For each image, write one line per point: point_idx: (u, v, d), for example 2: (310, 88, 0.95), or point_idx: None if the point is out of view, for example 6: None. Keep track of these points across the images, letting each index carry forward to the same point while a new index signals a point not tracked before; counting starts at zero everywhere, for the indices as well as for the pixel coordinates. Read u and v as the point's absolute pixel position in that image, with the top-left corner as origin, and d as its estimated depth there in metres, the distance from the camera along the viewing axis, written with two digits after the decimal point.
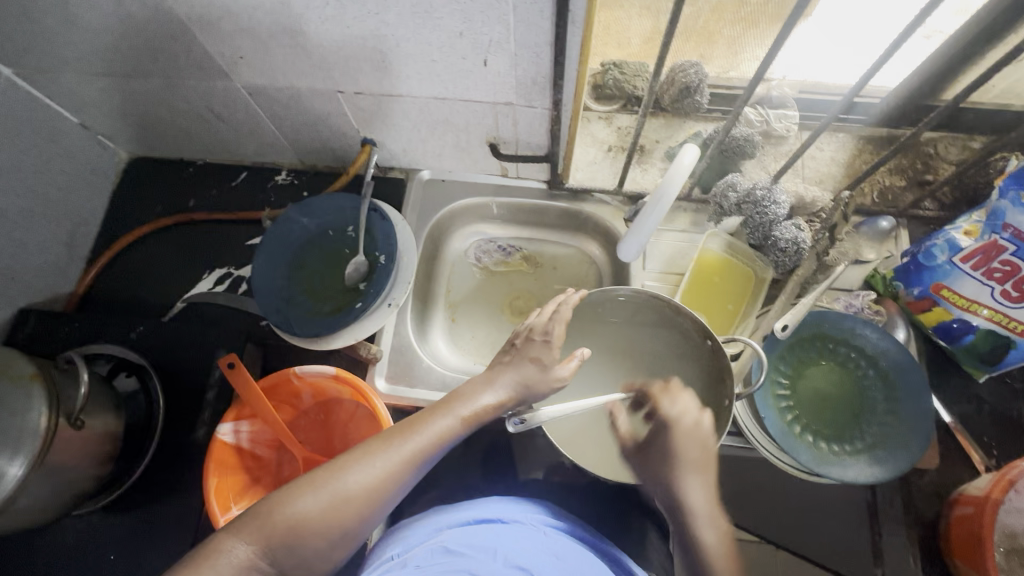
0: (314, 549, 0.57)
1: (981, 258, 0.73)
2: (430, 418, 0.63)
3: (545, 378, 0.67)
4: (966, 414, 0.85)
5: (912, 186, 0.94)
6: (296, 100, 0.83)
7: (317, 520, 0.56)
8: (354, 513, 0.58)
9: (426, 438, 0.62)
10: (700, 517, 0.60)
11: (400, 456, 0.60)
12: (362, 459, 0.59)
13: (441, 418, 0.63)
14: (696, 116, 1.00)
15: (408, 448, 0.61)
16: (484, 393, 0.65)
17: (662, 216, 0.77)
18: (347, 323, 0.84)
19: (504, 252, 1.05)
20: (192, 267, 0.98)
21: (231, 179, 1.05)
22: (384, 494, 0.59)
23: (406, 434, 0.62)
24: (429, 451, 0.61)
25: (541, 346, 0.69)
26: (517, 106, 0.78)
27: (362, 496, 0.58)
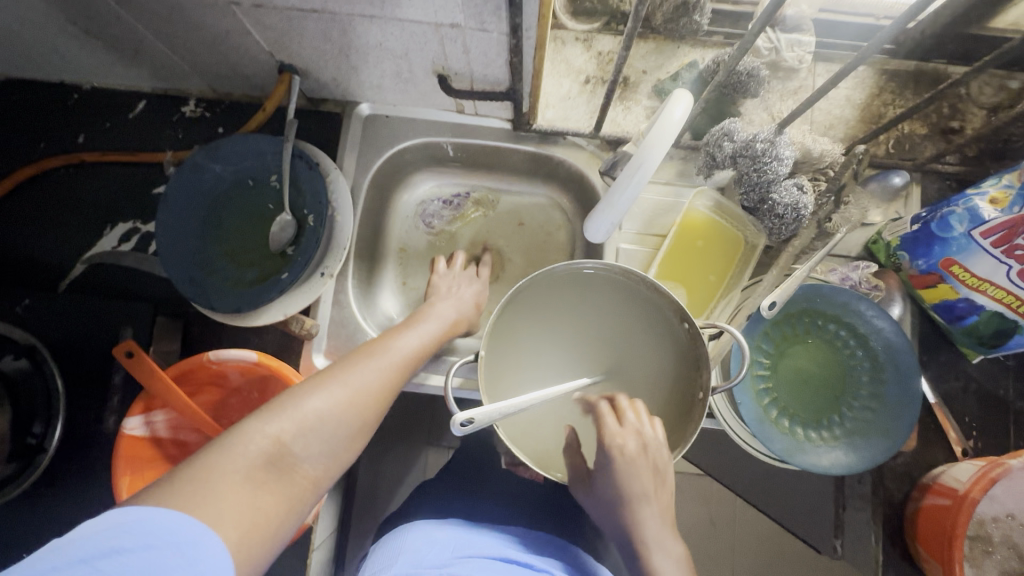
0: (328, 445, 0.55)
1: (1004, 234, 0.63)
2: (398, 336, 0.68)
3: (468, 302, 0.81)
4: (951, 392, 0.80)
5: (934, 134, 0.81)
6: (180, 13, 0.64)
7: (332, 416, 0.55)
8: (361, 411, 0.58)
9: (404, 351, 0.67)
10: (657, 552, 0.55)
11: (385, 366, 0.63)
12: (355, 366, 0.61)
13: (408, 334, 0.69)
14: (692, 40, 0.82)
15: (392, 357, 0.65)
16: (437, 307, 0.76)
17: (641, 189, 0.63)
18: (272, 297, 0.72)
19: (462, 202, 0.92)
20: (89, 221, 0.82)
21: (127, 110, 0.86)
22: (380, 398, 0.61)
23: (383, 350, 0.65)
24: (406, 360, 0.66)
25: (449, 278, 0.84)
26: (466, 29, 0.61)
27: (364, 398, 0.59)
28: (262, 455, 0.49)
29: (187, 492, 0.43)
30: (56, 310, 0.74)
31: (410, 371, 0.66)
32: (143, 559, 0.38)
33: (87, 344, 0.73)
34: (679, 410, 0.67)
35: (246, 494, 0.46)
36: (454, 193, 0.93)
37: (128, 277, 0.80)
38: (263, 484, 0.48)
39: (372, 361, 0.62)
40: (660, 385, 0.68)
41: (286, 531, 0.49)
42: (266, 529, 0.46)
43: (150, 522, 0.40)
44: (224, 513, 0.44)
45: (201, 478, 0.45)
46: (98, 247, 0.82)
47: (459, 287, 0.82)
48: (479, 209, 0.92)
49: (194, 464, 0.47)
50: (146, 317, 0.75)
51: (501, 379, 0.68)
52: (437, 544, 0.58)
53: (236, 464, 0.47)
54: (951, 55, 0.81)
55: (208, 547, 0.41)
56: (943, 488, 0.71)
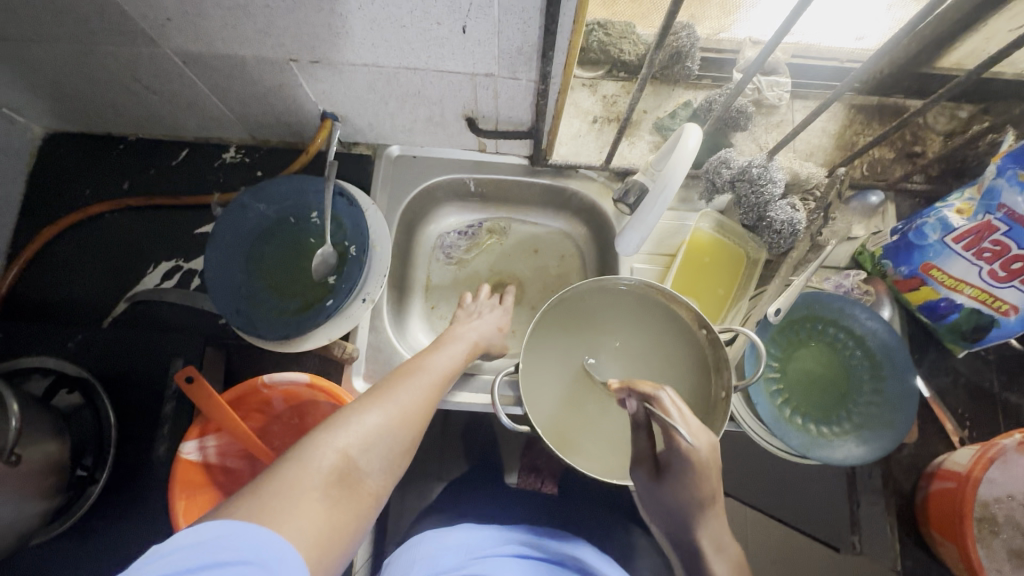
0: (386, 460, 0.55)
1: (973, 239, 0.73)
2: (431, 357, 0.71)
3: (491, 325, 0.85)
4: (943, 387, 0.87)
5: (901, 158, 0.92)
6: (241, 70, 0.72)
7: (389, 430, 0.56)
8: (412, 426, 0.59)
9: (440, 370, 0.69)
10: (714, 554, 0.54)
11: (425, 385, 0.65)
12: (399, 385, 0.63)
13: (439, 355, 0.72)
14: (686, 84, 0.93)
15: (430, 374, 0.67)
16: (459, 330, 0.80)
17: (666, 208, 0.71)
18: (318, 322, 0.77)
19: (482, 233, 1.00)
20: (134, 261, 0.87)
21: (171, 157, 0.92)
22: (424, 416, 0.62)
23: (421, 369, 0.67)
24: (443, 379, 0.68)
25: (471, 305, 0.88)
26: (498, 77, 0.70)
27: (413, 415, 0.60)
28: (333, 469, 0.49)
29: (269, 508, 0.43)
30: (107, 344, 0.77)
31: (444, 389, 0.68)
32: (245, 573, 0.38)
33: (137, 376, 0.76)
34: (704, 409, 0.72)
35: (323, 507, 0.46)
36: (469, 225, 1.00)
37: (173, 313, 0.84)
38: (336, 498, 0.48)
39: (414, 379, 0.64)
40: (686, 388, 0.74)
41: (353, 545, 0.49)
42: (339, 542, 0.46)
43: (248, 537, 0.40)
44: (305, 527, 0.44)
45: (282, 492, 0.45)
46: (142, 284, 0.86)
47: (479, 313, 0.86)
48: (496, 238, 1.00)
49: (270, 479, 0.46)
50: (198, 349, 0.77)
51: (540, 391, 0.74)
52: (449, 551, 0.65)
53: (312, 478, 0.47)
54: (908, 91, 0.94)
55: (292, 564, 0.41)
56: (948, 472, 0.77)
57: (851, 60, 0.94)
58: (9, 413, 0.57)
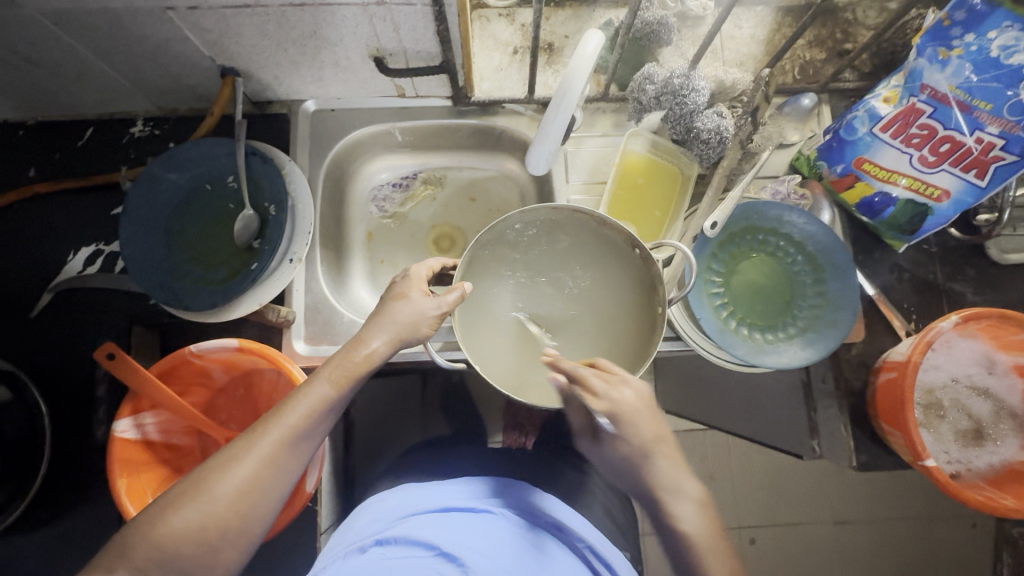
0: (212, 554, 0.48)
1: (900, 125, 0.73)
2: (300, 390, 0.55)
3: (423, 313, 0.60)
4: (888, 284, 0.87)
5: (832, 57, 0.90)
6: (119, 26, 0.67)
7: (204, 528, 0.48)
8: (248, 512, 0.50)
9: (303, 416, 0.54)
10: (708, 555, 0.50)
11: (276, 443, 0.52)
12: (238, 452, 0.51)
13: (313, 385, 0.55)
14: (605, 2, 0.89)
15: (285, 428, 0.53)
16: (360, 338, 0.59)
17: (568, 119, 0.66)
18: (246, 287, 0.75)
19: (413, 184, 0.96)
20: (49, 251, 0.83)
21: (76, 139, 0.87)
22: (273, 484, 0.51)
23: (278, 416, 0.53)
24: (311, 426, 0.54)
25: (404, 282, 0.63)
26: (391, 4, 0.66)
27: (251, 488, 0.50)
28: None
29: None
30: None
31: (316, 435, 0.55)
32: None
33: None
34: (644, 330, 0.71)
35: None
36: (403, 177, 0.97)
37: (91, 297, 0.80)
38: None
39: (254, 446, 0.51)
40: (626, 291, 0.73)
41: None
42: None
43: None
44: None
45: None
46: (63, 273, 0.83)
47: (403, 297, 0.62)
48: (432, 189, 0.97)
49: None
50: None
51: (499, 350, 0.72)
52: (385, 510, 0.59)
53: None
54: None
55: None
56: (891, 363, 0.77)
57: None
58: None
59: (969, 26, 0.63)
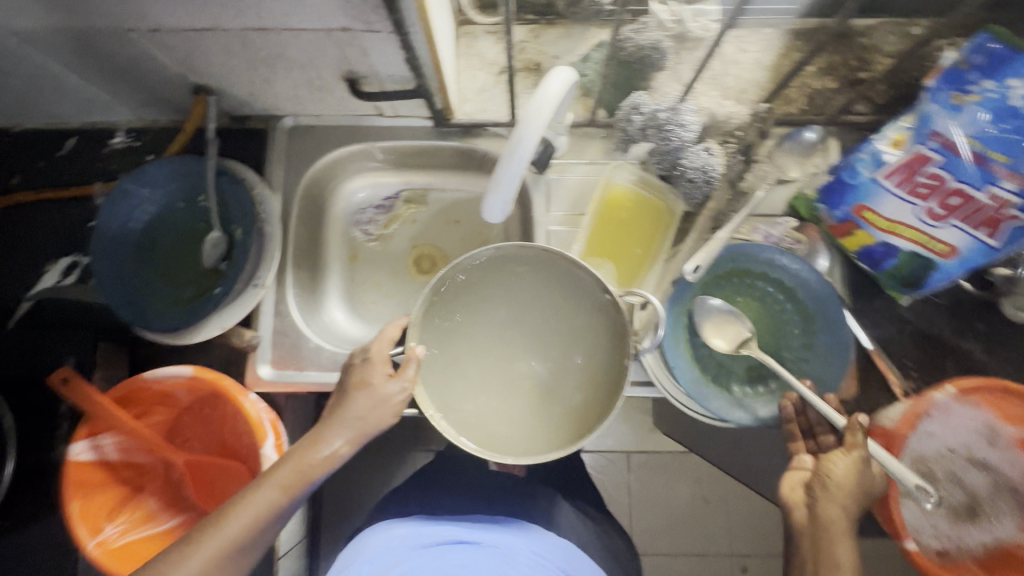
0: None
1: (905, 173, 0.66)
2: (250, 493, 0.62)
3: (382, 404, 0.65)
4: (888, 337, 0.81)
5: (843, 87, 0.83)
6: (83, 44, 0.66)
7: None
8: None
9: (245, 522, 0.61)
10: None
11: (219, 546, 0.60)
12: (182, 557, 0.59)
13: (262, 489, 0.62)
14: (598, 21, 0.84)
15: (225, 538, 0.60)
16: (318, 438, 0.64)
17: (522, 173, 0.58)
18: (208, 311, 0.74)
19: (392, 204, 0.94)
20: (30, 260, 0.85)
21: (59, 147, 0.87)
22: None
23: (224, 520, 0.61)
24: (255, 530, 0.61)
25: (365, 367, 0.67)
26: (357, 31, 0.63)
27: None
28: None
29: None
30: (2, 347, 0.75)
31: (260, 536, 0.62)
32: None
33: (31, 376, 0.74)
34: (610, 381, 0.68)
35: None
36: (385, 197, 0.94)
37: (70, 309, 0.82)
38: None
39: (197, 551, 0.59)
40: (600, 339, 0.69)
41: None
42: None
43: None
44: None
45: None
46: (40, 283, 0.84)
47: (364, 387, 0.65)
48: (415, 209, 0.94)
49: None
50: (90, 347, 0.76)
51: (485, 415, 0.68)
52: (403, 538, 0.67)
53: None
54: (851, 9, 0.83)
55: None
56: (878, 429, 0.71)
57: None
58: None
59: (990, 71, 0.59)
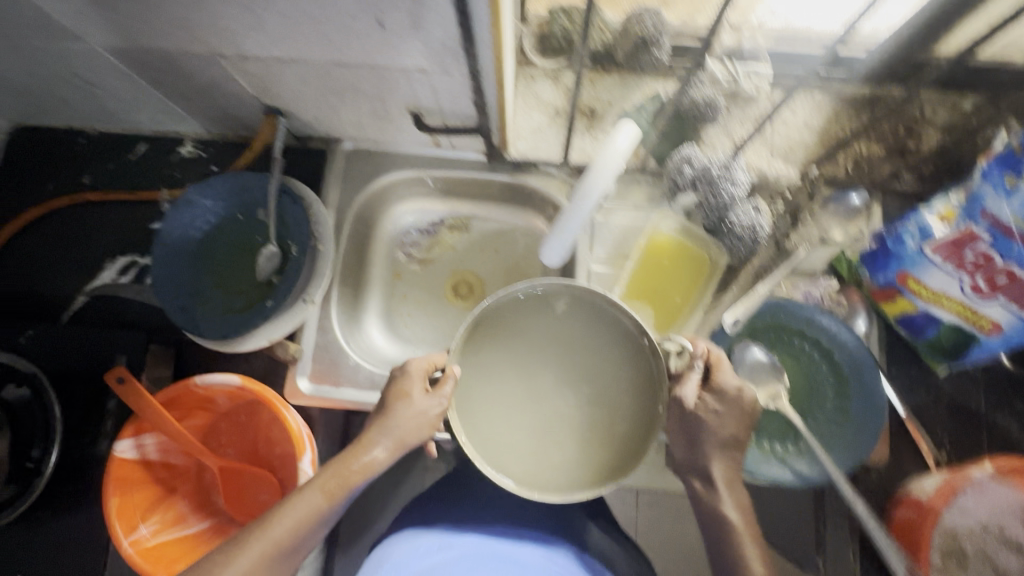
0: None
1: (953, 249, 0.66)
2: (294, 498, 0.62)
3: (424, 416, 0.65)
4: (923, 405, 0.81)
5: (891, 154, 0.85)
6: (173, 65, 0.70)
7: None
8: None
9: (287, 527, 0.60)
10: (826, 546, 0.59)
11: (263, 550, 0.59)
12: (230, 558, 0.58)
13: (306, 494, 0.62)
14: (654, 73, 0.88)
15: (272, 541, 0.60)
16: (360, 448, 0.64)
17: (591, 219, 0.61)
18: (258, 323, 0.76)
19: (433, 232, 0.96)
20: (91, 257, 0.89)
21: (130, 152, 0.93)
22: None
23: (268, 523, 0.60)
24: (298, 535, 0.61)
25: (403, 379, 0.67)
26: (431, 72, 0.66)
27: None
28: None
29: None
30: (59, 340, 0.78)
31: (301, 543, 0.61)
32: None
33: (83, 370, 0.77)
34: (640, 428, 0.68)
35: None
36: (430, 222, 0.96)
37: (126, 308, 0.86)
38: None
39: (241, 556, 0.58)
40: (631, 379, 0.69)
41: None
42: None
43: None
44: None
45: None
46: (99, 280, 0.88)
47: (407, 395, 0.65)
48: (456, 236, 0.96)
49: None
50: (141, 348, 0.78)
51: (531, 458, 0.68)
52: (428, 546, 0.66)
53: None
54: (904, 80, 0.85)
55: None
56: (911, 501, 0.71)
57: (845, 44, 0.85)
58: None
59: None
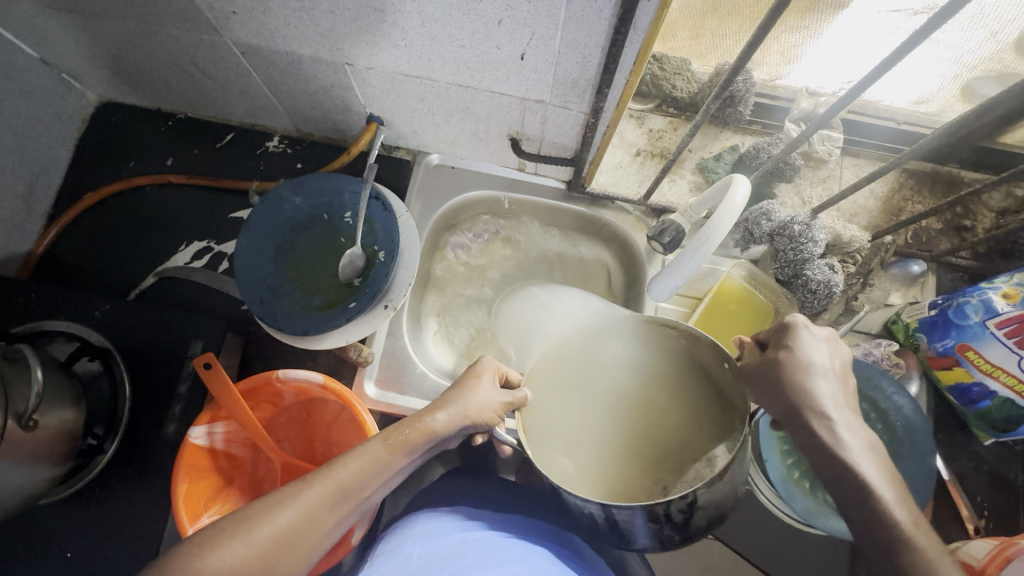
0: None
1: (1017, 327, 0.69)
2: (353, 447, 0.52)
3: (491, 401, 0.58)
4: (964, 472, 0.84)
5: (948, 231, 0.91)
6: (296, 67, 0.73)
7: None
8: (280, 565, 0.45)
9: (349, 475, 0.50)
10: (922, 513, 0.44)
11: (324, 495, 0.48)
12: (287, 498, 0.47)
13: (367, 443, 0.53)
14: (734, 127, 0.94)
15: (335, 484, 0.49)
16: (423, 416, 0.56)
17: (703, 261, 0.67)
18: (338, 323, 0.76)
19: (480, 237, 0.95)
20: (166, 239, 0.89)
21: (216, 140, 0.95)
22: (309, 543, 0.47)
23: (329, 466, 0.50)
24: (360, 487, 0.50)
25: (471, 370, 0.61)
26: (549, 104, 0.69)
27: (288, 541, 0.46)
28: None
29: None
30: (133, 316, 0.78)
31: (355, 504, 0.50)
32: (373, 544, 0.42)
33: (156, 350, 0.77)
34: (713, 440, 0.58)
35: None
36: (486, 230, 0.96)
37: (195, 291, 0.86)
38: None
39: (302, 494, 0.47)
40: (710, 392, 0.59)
41: None
42: None
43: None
44: None
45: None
46: (170, 261, 0.88)
47: (476, 377, 0.60)
48: (518, 266, 0.95)
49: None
50: (218, 335, 0.78)
51: (687, 435, 0.61)
52: (447, 526, 0.62)
53: None
54: (966, 162, 0.91)
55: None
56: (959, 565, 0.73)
57: (907, 121, 0.94)
58: (34, 380, 0.59)
59: None
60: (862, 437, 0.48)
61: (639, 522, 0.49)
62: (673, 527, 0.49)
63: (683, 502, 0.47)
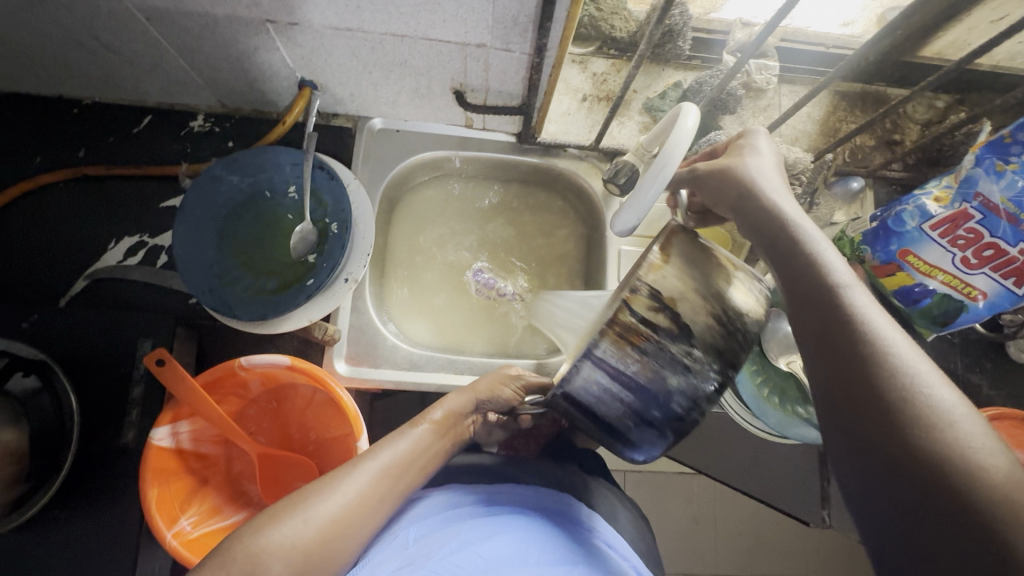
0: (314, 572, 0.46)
1: (949, 226, 0.75)
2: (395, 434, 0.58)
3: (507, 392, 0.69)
4: None
5: (881, 146, 0.96)
6: (212, 30, 0.66)
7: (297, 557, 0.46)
8: (338, 545, 0.48)
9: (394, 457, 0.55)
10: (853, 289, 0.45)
11: (375, 475, 0.53)
12: (337, 482, 0.51)
13: (409, 428, 0.59)
14: (675, 64, 0.94)
15: (381, 466, 0.54)
16: (447, 401, 0.64)
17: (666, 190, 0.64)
18: (299, 303, 0.72)
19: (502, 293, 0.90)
20: (92, 237, 0.82)
21: (132, 125, 0.86)
22: (361, 524, 0.50)
23: (375, 450, 0.55)
24: (403, 469, 0.55)
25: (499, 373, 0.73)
26: (490, 48, 0.67)
27: (342, 526, 0.49)
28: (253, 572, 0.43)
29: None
30: (67, 324, 0.72)
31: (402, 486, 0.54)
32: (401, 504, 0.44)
33: (101, 357, 0.71)
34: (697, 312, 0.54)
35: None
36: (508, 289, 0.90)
37: (135, 290, 0.80)
38: None
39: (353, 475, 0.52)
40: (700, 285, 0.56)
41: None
42: None
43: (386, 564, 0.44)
44: None
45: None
46: (102, 261, 0.81)
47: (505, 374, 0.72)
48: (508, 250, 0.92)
49: None
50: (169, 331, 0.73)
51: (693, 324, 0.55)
52: (437, 506, 0.57)
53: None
54: (892, 80, 0.96)
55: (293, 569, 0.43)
56: None
57: (836, 44, 0.95)
58: None
59: None
60: (791, 204, 0.52)
61: (628, 350, 0.49)
62: (671, 338, 0.49)
63: (646, 298, 0.49)
